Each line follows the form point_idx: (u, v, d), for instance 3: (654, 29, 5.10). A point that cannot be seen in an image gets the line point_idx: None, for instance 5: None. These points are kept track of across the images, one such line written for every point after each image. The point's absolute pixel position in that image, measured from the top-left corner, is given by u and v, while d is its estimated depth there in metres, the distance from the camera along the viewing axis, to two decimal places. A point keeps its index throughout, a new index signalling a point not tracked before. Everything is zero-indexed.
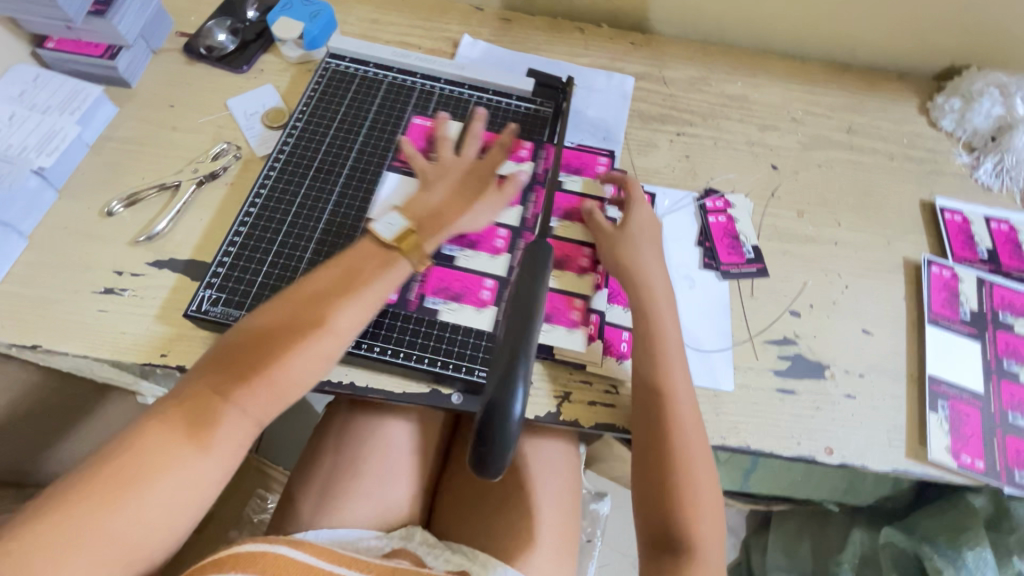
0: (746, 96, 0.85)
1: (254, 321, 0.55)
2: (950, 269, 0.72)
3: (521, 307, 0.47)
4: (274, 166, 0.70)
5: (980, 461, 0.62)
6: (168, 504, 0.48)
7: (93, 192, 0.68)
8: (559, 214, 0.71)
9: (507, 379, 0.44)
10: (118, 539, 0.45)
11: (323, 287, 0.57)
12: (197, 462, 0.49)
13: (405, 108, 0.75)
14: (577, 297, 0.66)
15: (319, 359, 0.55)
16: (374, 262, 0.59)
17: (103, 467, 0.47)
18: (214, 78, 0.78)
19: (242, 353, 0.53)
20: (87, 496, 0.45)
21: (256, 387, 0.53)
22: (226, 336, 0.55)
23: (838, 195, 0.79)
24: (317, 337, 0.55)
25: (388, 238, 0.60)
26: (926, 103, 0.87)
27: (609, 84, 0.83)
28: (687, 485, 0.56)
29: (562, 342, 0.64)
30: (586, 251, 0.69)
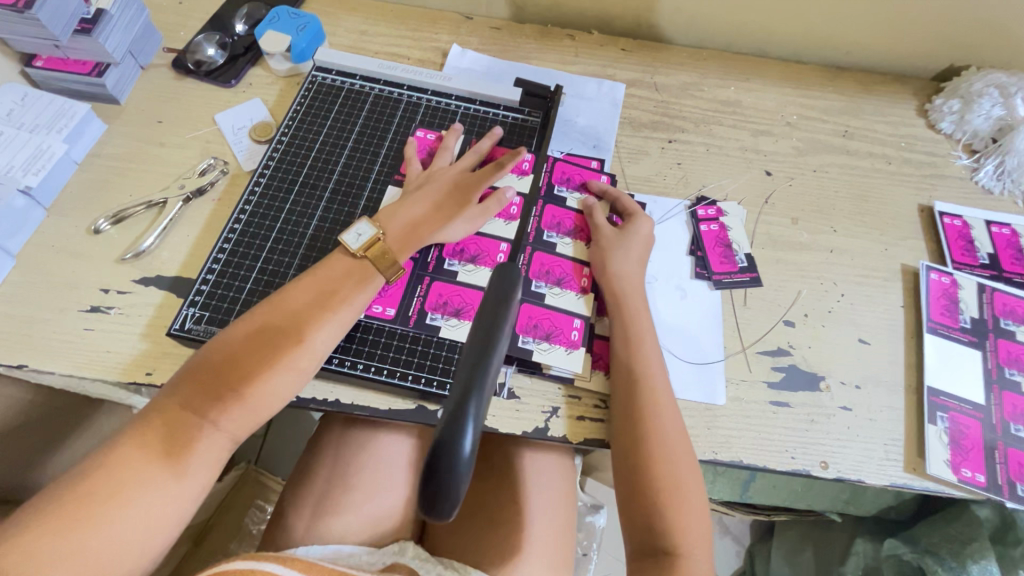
0: (739, 101, 0.84)
1: (231, 338, 0.55)
2: (949, 275, 0.71)
3: (486, 304, 0.34)
4: (260, 182, 0.69)
5: (981, 475, 0.60)
6: (142, 522, 0.47)
7: (81, 210, 0.69)
8: (562, 228, 0.69)
9: (462, 402, 0.30)
10: (92, 556, 0.45)
11: (300, 302, 0.58)
12: (172, 480, 0.49)
13: (392, 120, 0.75)
14: (576, 316, 0.64)
15: (294, 375, 0.55)
16: (352, 278, 0.60)
17: (80, 485, 0.47)
18: (202, 93, 0.78)
19: (218, 370, 0.53)
20: (63, 514, 0.45)
21: (230, 404, 0.53)
22: (201, 351, 0.55)
23: (833, 200, 0.77)
24: (292, 353, 0.55)
25: (356, 248, 0.61)
26: (924, 105, 0.85)
27: (599, 91, 0.83)
28: (674, 504, 0.54)
29: (547, 353, 0.62)
30: (586, 269, 0.67)
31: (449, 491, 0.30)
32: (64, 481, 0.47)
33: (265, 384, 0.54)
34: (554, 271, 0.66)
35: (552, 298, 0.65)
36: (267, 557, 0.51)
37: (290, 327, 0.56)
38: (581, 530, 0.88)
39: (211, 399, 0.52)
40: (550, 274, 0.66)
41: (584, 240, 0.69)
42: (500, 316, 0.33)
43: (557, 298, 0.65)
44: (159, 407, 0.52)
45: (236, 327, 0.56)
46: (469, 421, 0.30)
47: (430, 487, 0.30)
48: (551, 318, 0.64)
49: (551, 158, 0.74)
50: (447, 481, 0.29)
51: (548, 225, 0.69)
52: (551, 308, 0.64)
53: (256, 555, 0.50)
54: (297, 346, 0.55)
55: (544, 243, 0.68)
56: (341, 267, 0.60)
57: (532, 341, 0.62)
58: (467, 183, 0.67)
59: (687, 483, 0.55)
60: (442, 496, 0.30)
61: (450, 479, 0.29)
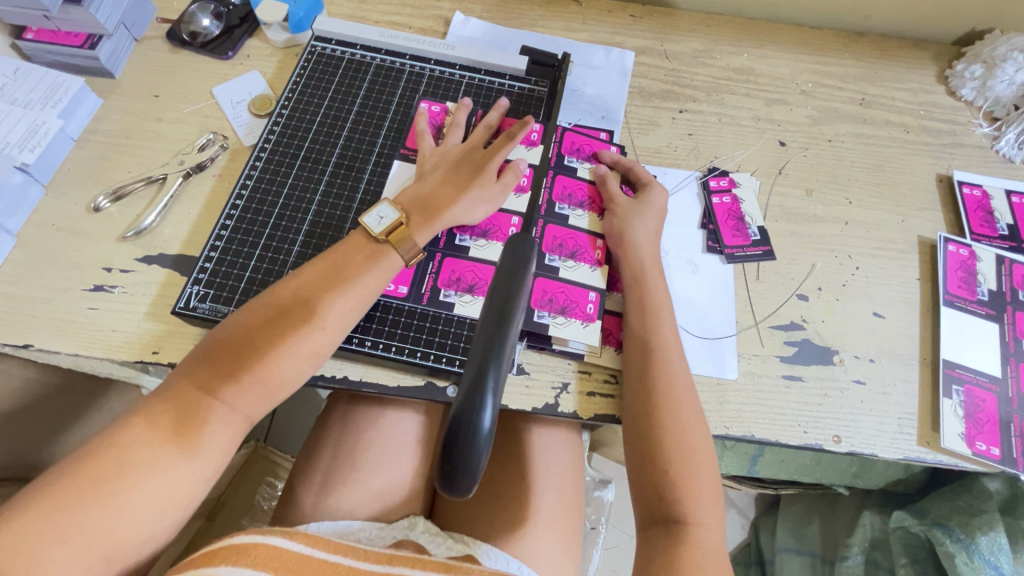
0: (753, 69, 0.81)
1: (242, 318, 0.54)
2: (967, 247, 0.69)
3: (499, 279, 0.34)
4: (261, 157, 0.68)
5: (995, 448, 0.60)
6: (154, 500, 0.47)
7: (79, 187, 0.67)
8: (574, 199, 0.68)
9: (480, 375, 0.30)
10: (107, 532, 0.45)
11: (309, 281, 0.57)
12: (183, 460, 0.49)
13: (395, 91, 0.73)
14: (590, 289, 0.63)
15: (307, 355, 0.54)
16: (363, 255, 0.59)
17: (91, 464, 0.47)
18: (198, 66, 0.76)
19: (229, 350, 0.53)
20: (74, 494, 0.45)
21: (244, 384, 0.52)
22: (213, 331, 0.54)
23: (849, 170, 0.75)
24: (304, 332, 0.54)
25: (378, 232, 0.60)
26: (945, 71, 0.82)
27: (608, 60, 0.80)
28: (684, 477, 0.54)
29: (563, 326, 0.61)
30: (600, 242, 0.66)
31: (469, 466, 0.30)
32: (72, 460, 0.47)
33: (278, 363, 0.53)
34: (567, 243, 0.65)
35: (565, 271, 0.64)
36: (272, 530, 0.51)
37: (300, 306, 0.55)
38: (589, 505, 0.88)
39: (224, 379, 0.52)
40: (563, 247, 0.65)
41: (597, 211, 0.67)
42: (514, 292, 0.33)
43: (571, 271, 0.64)
44: (172, 387, 0.51)
45: (248, 307, 0.55)
46: (486, 398, 0.30)
47: (449, 461, 0.30)
48: (566, 292, 0.62)
49: (559, 128, 0.72)
50: (467, 457, 0.30)
51: (560, 197, 0.67)
52: (566, 281, 0.63)
53: (262, 530, 0.51)
54: (309, 325, 0.55)
55: (556, 215, 0.66)
56: (351, 245, 0.59)
57: (548, 315, 0.61)
58: (482, 158, 0.65)
59: (701, 458, 0.55)
60: (463, 472, 0.30)
61: (470, 456, 0.30)
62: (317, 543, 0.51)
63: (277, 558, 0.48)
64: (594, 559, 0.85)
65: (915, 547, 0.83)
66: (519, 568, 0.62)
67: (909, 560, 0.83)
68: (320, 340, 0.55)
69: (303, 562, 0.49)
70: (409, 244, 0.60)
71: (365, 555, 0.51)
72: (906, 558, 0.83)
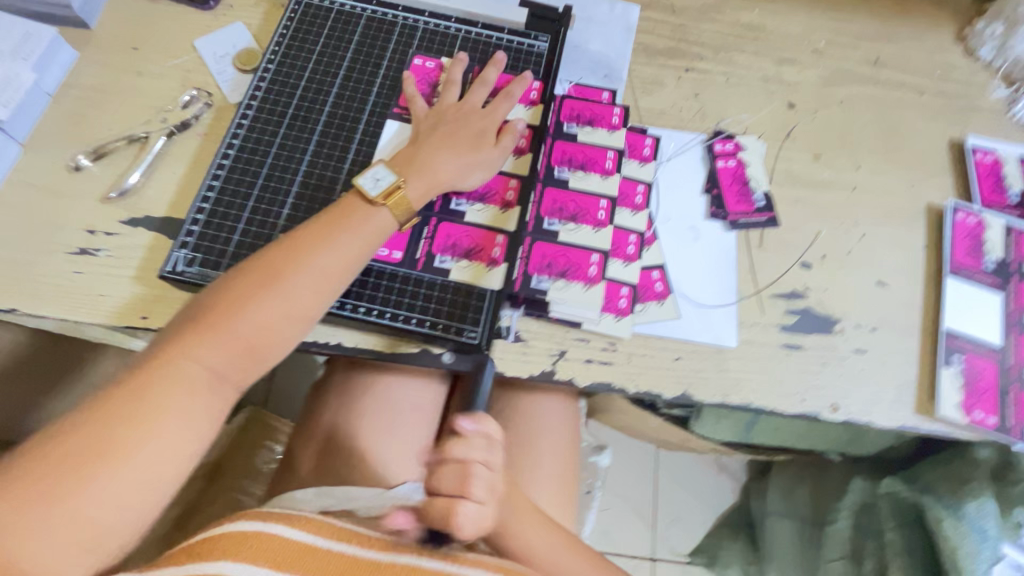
0: (763, 25, 0.77)
1: (232, 283, 0.53)
2: (977, 215, 0.67)
3: None
4: (247, 114, 0.65)
5: (993, 417, 0.60)
6: (149, 471, 0.47)
7: (58, 145, 0.64)
8: (574, 164, 0.65)
9: None
10: (97, 506, 0.45)
11: (299, 245, 0.55)
12: (171, 433, 0.48)
13: (387, 45, 0.69)
14: (591, 251, 0.61)
15: (299, 321, 0.54)
16: (356, 217, 0.57)
17: (79, 436, 0.46)
18: (179, 16, 0.72)
19: (218, 316, 0.51)
20: (66, 467, 0.44)
21: (234, 352, 0.52)
22: (202, 295, 0.53)
23: (859, 135, 0.73)
24: (297, 301, 0.53)
25: (375, 195, 0.58)
26: (964, 30, 0.79)
27: (612, 14, 0.76)
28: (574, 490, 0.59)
29: (562, 290, 0.60)
30: (602, 202, 0.63)
31: None
32: (57, 431, 0.46)
33: (269, 330, 0.52)
34: (567, 207, 0.63)
35: (565, 234, 0.62)
36: (272, 517, 0.52)
37: (291, 271, 0.53)
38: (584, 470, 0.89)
39: (215, 346, 0.51)
40: (563, 211, 0.63)
41: (600, 172, 0.65)
42: None
43: (572, 234, 0.62)
44: (159, 353, 0.50)
45: (237, 270, 0.54)
46: None
47: None
48: (566, 256, 0.61)
49: (556, 95, 0.69)
50: None
51: (560, 161, 0.65)
52: (566, 245, 0.62)
53: (262, 516, 0.52)
54: (301, 291, 0.53)
55: (556, 179, 0.64)
56: (344, 209, 0.57)
57: (547, 280, 0.60)
58: (480, 117, 0.63)
59: None
60: None
61: None
62: (320, 531, 0.52)
63: (277, 553, 0.49)
64: (590, 521, 0.86)
65: (903, 512, 0.85)
66: None
67: (897, 523, 0.85)
68: (313, 309, 0.54)
69: (305, 553, 0.50)
70: (406, 208, 0.58)
71: (368, 542, 0.52)
72: (894, 521, 0.85)
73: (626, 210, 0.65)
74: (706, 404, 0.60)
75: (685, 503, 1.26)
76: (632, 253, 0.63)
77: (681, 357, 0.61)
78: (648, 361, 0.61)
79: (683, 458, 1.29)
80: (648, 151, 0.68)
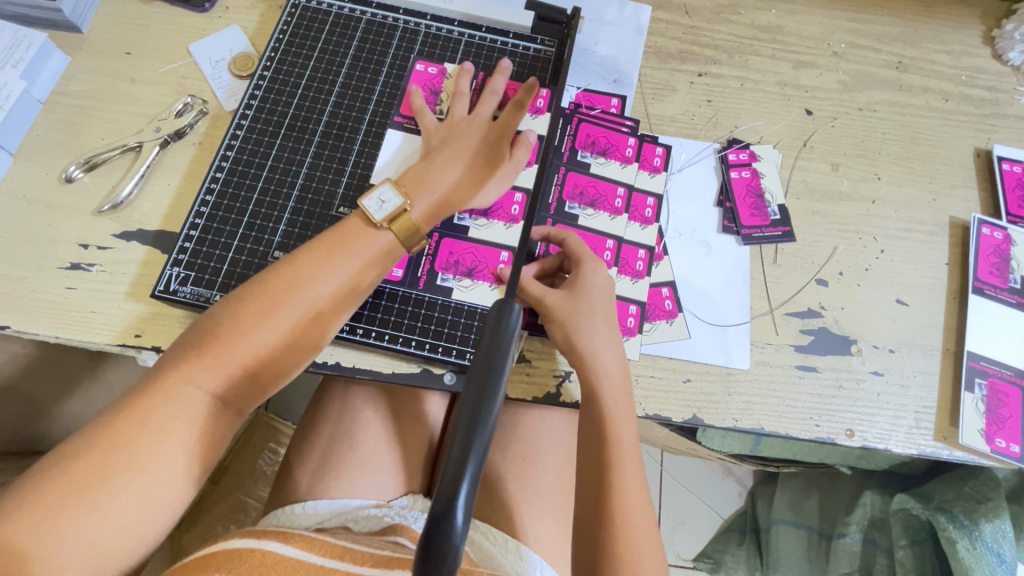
0: (781, 26, 0.74)
1: (235, 307, 0.51)
2: (1002, 230, 0.64)
3: (483, 343, 0.31)
4: (243, 124, 0.63)
5: (1016, 446, 0.57)
6: (144, 503, 0.45)
7: (50, 155, 0.63)
8: (585, 198, 0.63)
9: (465, 452, 0.27)
10: (91, 541, 0.43)
11: (302, 266, 0.52)
12: (166, 465, 0.46)
13: (387, 50, 0.66)
14: None
15: (303, 346, 0.52)
16: (362, 237, 0.54)
17: (71, 467, 0.44)
18: (173, 20, 0.69)
19: (220, 342, 0.49)
20: (56, 500, 0.42)
21: (236, 378, 0.50)
22: (204, 319, 0.51)
23: (879, 143, 0.69)
24: (302, 327, 0.52)
25: (380, 217, 0.54)
26: (991, 31, 0.75)
27: (623, 15, 0.73)
28: (620, 524, 0.49)
29: None
30: (610, 242, 0.61)
31: (444, 554, 0.26)
32: (50, 463, 0.44)
33: (272, 357, 0.51)
34: None
35: None
36: (267, 535, 0.50)
37: (293, 295, 0.51)
38: None
39: (214, 373, 0.49)
40: None
41: (610, 210, 0.62)
42: (501, 345, 0.31)
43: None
44: (158, 379, 0.48)
45: (240, 293, 0.52)
46: (466, 481, 0.27)
47: (423, 549, 0.27)
48: None
49: (573, 116, 0.65)
50: (440, 546, 0.26)
51: (570, 195, 0.62)
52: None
53: (257, 535, 0.50)
54: (305, 317, 0.52)
55: (565, 215, 0.62)
56: (351, 228, 0.55)
57: None
58: (492, 129, 0.60)
59: (631, 491, 0.50)
60: (436, 561, 0.26)
61: (443, 546, 0.26)
62: (314, 548, 0.51)
63: (274, 563, 0.48)
64: None
65: (915, 529, 0.82)
66: (518, 553, 0.61)
67: (909, 541, 0.83)
68: (318, 336, 0.52)
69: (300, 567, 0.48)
70: (415, 233, 0.55)
71: (363, 559, 0.51)
72: (906, 540, 0.83)
73: (635, 223, 0.63)
74: (715, 427, 0.58)
75: (689, 505, 1.25)
76: (641, 269, 0.61)
77: (691, 379, 0.59)
78: (657, 383, 0.59)
79: (688, 462, 1.27)
80: (658, 161, 0.65)
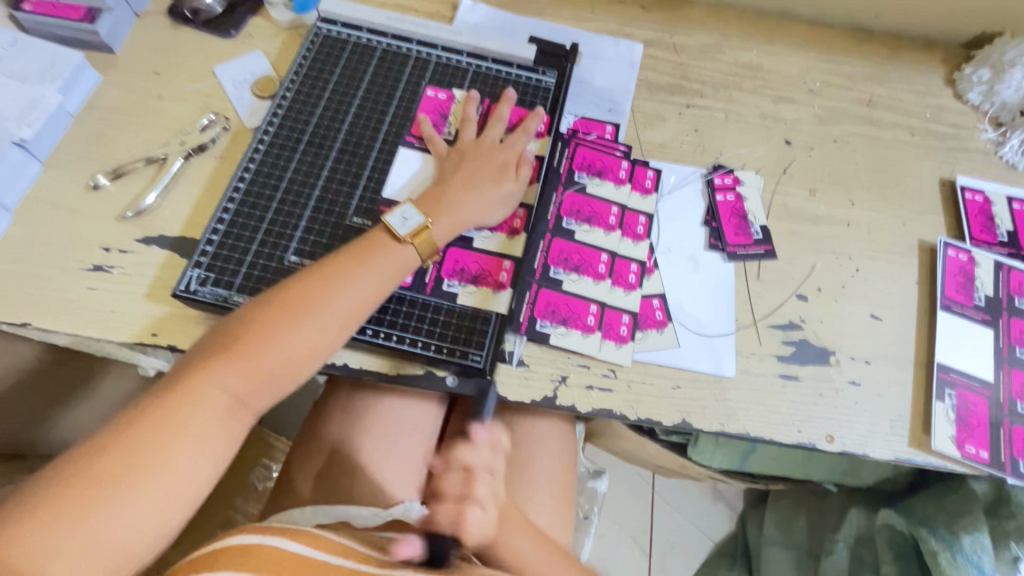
0: (761, 65, 0.81)
1: (262, 310, 0.54)
2: (966, 252, 0.69)
3: None
4: (264, 139, 0.67)
5: (984, 452, 0.61)
6: (161, 503, 0.47)
7: (79, 164, 0.66)
8: (581, 215, 0.67)
9: None
10: (111, 536, 0.45)
11: (329, 278, 0.56)
12: (182, 467, 0.48)
13: (400, 76, 0.72)
14: (591, 302, 0.63)
15: (321, 352, 0.55)
16: (387, 256, 0.58)
17: (90, 467, 0.46)
18: (201, 43, 0.74)
19: (244, 345, 0.52)
20: (77, 498, 0.44)
21: (257, 379, 0.53)
22: (230, 321, 0.54)
23: (852, 171, 0.75)
24: (321, 333, 0.55)
25: (403, 233, 0.59)
26: (952, 73, 0.82)
27: (617, 51, 0.79)
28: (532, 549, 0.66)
29: (562, 334, 0.62)
30: (604, 256, 0.65)
31: None
32: (70, 459, 0.46)
33: (289, 360, 0.54)
34: (573, 258, 0.65)
35: (570, 284, 0.64)
36: (274, 531, 0.52)
37: (318, 305, 0.55)
38: (582, 496, 0.89)
39: (239, 373, 0.52)
40: (568, 262, 0.65)
41: (604, 227, 0.67)
42: None
43: (575, 284, 0.64)
44: (184, 378, 0.51)
45: (265, 298, 0.55)
46: None
47: None
48: (568, 304, 0.63)
49: (573, 141, 0.71)
50: None
51: (567, 212, 0.67)
52: (569, 294, 0.63)
53: (264, 530, 0.51)
54: (328, 327, 0.55)
55: (562, 230, 0.66)
56: (372, 242, 0.59)
57: (549, 324, 0.62)
58: (501, 152, 0.67)
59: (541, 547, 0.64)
60: None
61: None
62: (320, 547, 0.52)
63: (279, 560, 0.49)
64: (586, 548, 0.86)
65: (899, 544, 0.85)
66: None
67: (892, 555, 0.85)
68: (337, 342, 0.56)
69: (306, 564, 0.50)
70: (432, 247, 0.60)
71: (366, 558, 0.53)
72: (890, 554, 0.85)
73: (628, 240, 0.67)
74: (703, 431, 0.61)
75: (680, 528, 1.26)
76: (633, 281, 0.65)
77: (680, 385, 0.62)
78: (648, 388, 0.62)
79: (679, 484, 1.29)
80: (650, 183, 0.70)
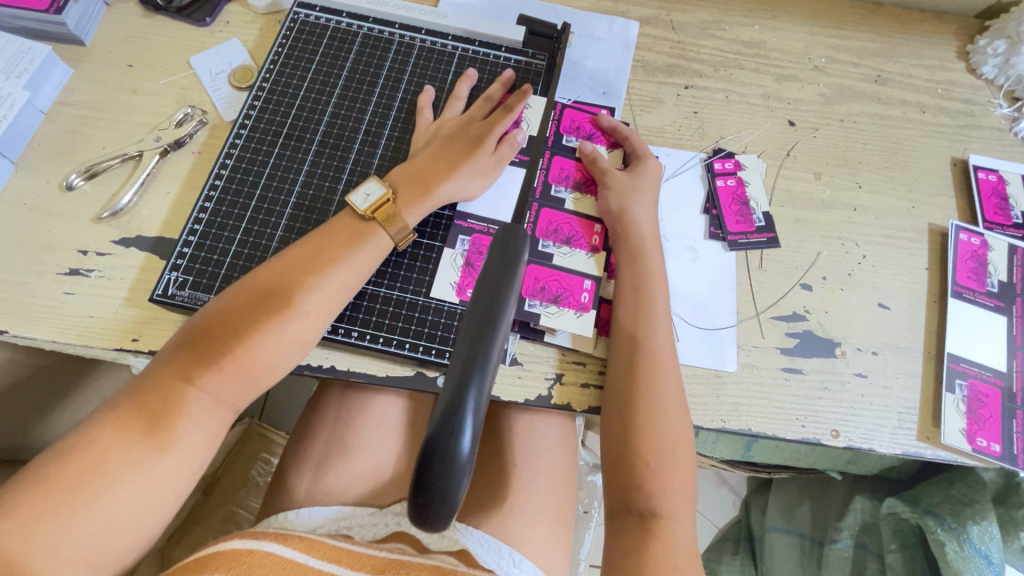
0: (763, 41, 0.77)
1: (230, 298, 0.52)
2: (979, 236, 0.66)
3: (490, 266, 0.29)
4: (241, 133, 0.64)
5: (996, 445, 0.59)
6: (140, 501, 0.46)
7: (51, 163, 0.64)
8: (571, 182, 0.66)
9: (458, 393, 0.26)
10: (93, 533, 0.44)
11: (291, 267, 0.54)
12: (164, 467, 0.47)
13: (383, 63, 0.69)
14: (585, 278, 0.61)
15: (292, 344, 0.52)
16: (358, 257, 0.56)
17: (69, 463, 0.45)
18: (175, 33, 0.71)
19: (209, 336, 0.50)
20: (52, 494, 0.43)
21: (225, 373, 0.50)
22: (193, 320, 0.52)
23: (859, 153, 0.72)
24: (282, 319, 0.52)
25: (365, 209, 0.58)
26: (966, 46, 0.78)
27: (612, 30, 0.75)
28: (660, 438, 0.54)
29: (554, 314, 0.60)
30: (596, 227, 0.64)
31: (445, 498, 0.26)
32: (49, 458, 0.45)
33: (251, 345, 0.51)
34: (562, 229, 0.63)
35: (560, 258, 0.62)
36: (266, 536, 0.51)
37: (285, 297, 0.53)
38: (582, 489, 0.88)
39: (207, 368, 0.50)
40: (558, 233, 0.63)
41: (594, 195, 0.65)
42: (506, 283, 0.29)
43: (565, 259, 0.62)
44: (155, 378, 0.49)
45: (229, 292, 0.53)
46: (468, 408, 0.26)
47: (418, 497, 0.26)
48: (559, 281, 0.61)
49: (557, 104, 0.69)
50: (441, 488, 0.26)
51: (556, 179, 0.66)
52: (559, 269, 0.62)
53: (256, 535, 0.51)
54: (285, 313, 0.52)
55: (552, 199, 0.65)
56: (337, 225, 0.57)
57: (539, 304, 0.60)
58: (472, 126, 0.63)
59: (670, 418, 0.54)
60: (437, 504, 0.26)
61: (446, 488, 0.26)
62: (311, 551, 0.51)
63: (270, 565, 0.48)
64: (586, 543, 0.86)
65: (905, 533, 0.83)
66: (510, 555, 0.62)
67: (899, 544, 0.84)
68: (303, 331, 0.53)
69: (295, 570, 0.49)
70: (396, 222, 0.58)
71: (361, 565, 0.52)
72: (896, 543, 0.84)
73: None
74: (704, 427, 0.59)
75: None
76: None
77: None
78: None
79: None
80: None
